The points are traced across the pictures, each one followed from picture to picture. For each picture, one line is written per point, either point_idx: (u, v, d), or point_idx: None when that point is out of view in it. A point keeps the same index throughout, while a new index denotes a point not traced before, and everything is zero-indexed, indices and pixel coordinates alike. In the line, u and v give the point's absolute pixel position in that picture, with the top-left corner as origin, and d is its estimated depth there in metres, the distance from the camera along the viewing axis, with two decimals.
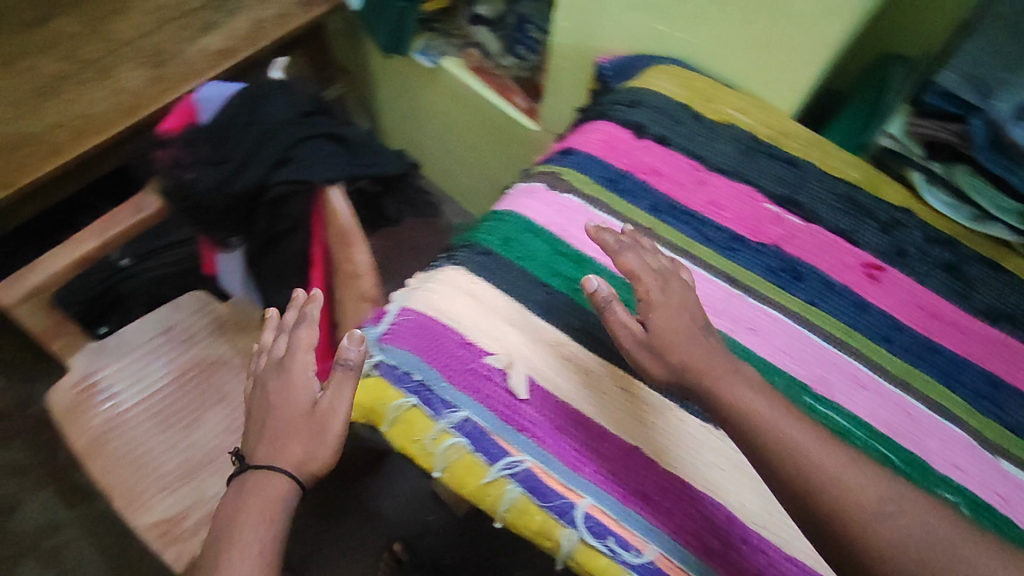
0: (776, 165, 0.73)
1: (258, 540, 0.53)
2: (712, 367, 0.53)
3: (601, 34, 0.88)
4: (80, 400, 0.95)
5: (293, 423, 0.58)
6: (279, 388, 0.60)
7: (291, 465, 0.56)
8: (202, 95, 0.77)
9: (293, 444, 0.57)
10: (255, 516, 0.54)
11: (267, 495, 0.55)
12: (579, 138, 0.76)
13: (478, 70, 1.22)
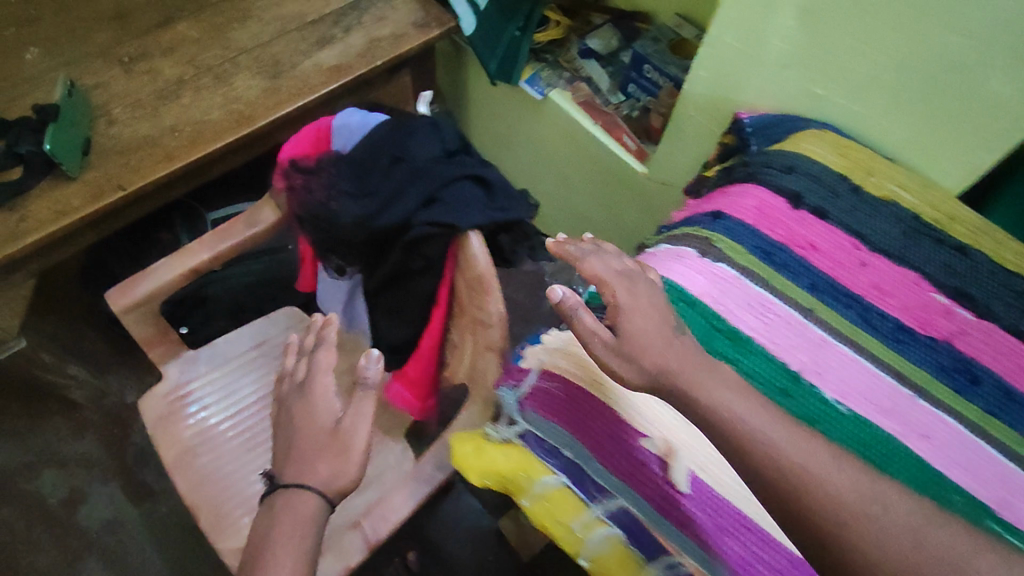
0: (944, 252, 0.68)
1: (295, 548, 0.64)
2: (687, 371, 0.54)
3: (748, 90, 0.83)
4: (172, 409, 0.94)
5: (321, 448, 0.69)
6: (305, 420, 0.71)
7: (320, 484, 0.67)
8: (338, 122, 0.75)
9: (319, 465, 0.68)
10: (290, 530, 0.65)
11: (298, 510, 0.66)
12: (728, 201, 0.72)
13: (588, 106, 1.19)
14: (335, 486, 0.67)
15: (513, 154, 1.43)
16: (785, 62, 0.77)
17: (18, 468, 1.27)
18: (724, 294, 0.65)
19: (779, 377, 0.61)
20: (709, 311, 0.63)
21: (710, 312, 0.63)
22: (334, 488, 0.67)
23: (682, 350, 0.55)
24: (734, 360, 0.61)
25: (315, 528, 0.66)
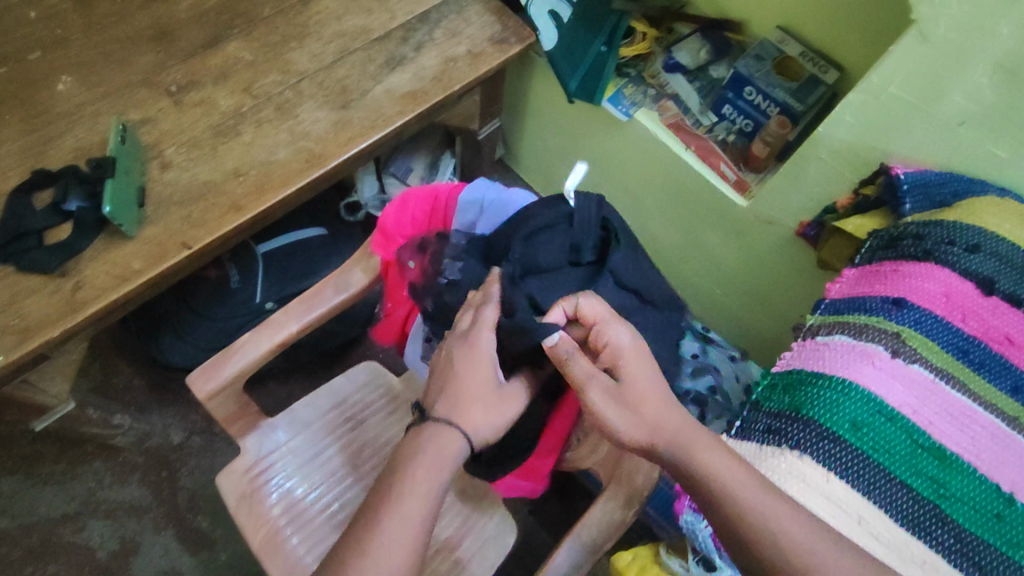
0: None
1: (429, 490, 0.54)
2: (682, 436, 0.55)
3: (898, 142, 0.77)
4: (255, 489, 0.80)
5: (479, 395, 0.58)
6: (461, 363, 0.59)
7: (466, 430, 0.57)
8: (467, 198, 0.71)
9: (474, 412, 0.58)
10: (428, 464, 0.55)
11: (444, 449, 0.56)
12: (908, 284, 0.65)
13: (677, 127, 1.08)
14: (480, 438, 0.58)
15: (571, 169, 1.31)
16: (961, 121, 0.71)
17: (60, 520, 1.15)
18: (923, 402, 0.58)
19: (993, 500, 0.55)
20: (912, 424, 0.57)
21: (912, 425, 0.57)
22: (478, 440, 0.58)
23: (676, 406, 0.56)
24: (944, 482, 0.55)
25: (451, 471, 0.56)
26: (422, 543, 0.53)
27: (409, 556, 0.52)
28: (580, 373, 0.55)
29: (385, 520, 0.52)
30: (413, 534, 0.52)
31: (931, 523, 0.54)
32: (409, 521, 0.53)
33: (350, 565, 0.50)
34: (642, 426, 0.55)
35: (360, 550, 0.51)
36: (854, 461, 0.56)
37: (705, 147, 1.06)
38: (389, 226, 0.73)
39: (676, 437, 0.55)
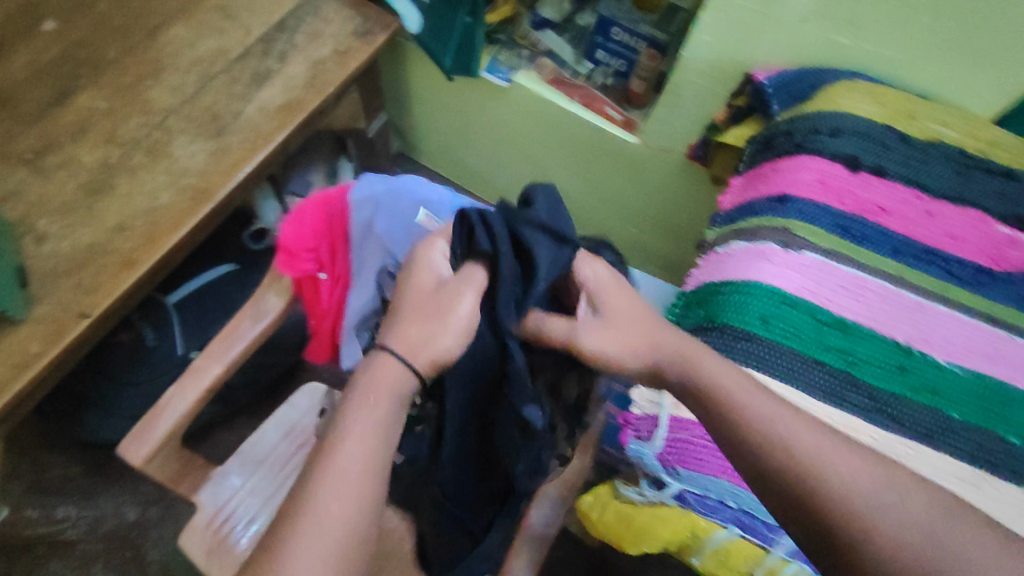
0: (997, 180, 0.69)
1: (372, 431, 0.47)
2: (683, 347, 0.51)
3: (756, 50, 0.80)
4: (220, 539, 0.77)
5: (417, 305, 0.52)
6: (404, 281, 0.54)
7: (403, 349, 0.50)
8: (354, 196, 0.68)
9: (408, 326, 0.51)
10: (365, 403, 0.48)
11: (377, 375, 0.50)
12: (787, 178, 0.69)
13: (557, 82, 1.10)
14: (423, 356, 0.50)
15: (470, 144, 1.31)
16: (804, 16, 0.74)
17: None
18: (820, 283, 0.63)
19: (895, 355, 0.60)
20: (813, 306, 0.62)
21: (813, 306, 0.62)
22: (421, 359, 0.50)
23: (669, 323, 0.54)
24: (851, 351, 0.60)
25: (397, 404, 0.49)
26: (373, 493, 0.46)
27: (358, 508, 0.45)
28: (565, 332, 0.52)
29: (320, 470, 0.45)
30: (363, 480, 0.46)
31: (846, 391, 0.59)
32: (355, 466, 0.46)
33: (294, 519, 0.44)
34: (642, 346, 0.52)
35: (306, 492, 0.45)
36: (769, 353, 0.59)
37: (587, 95, 1.09)
38: (292, 245, 0.70)
39: (674, 347, 0.51)
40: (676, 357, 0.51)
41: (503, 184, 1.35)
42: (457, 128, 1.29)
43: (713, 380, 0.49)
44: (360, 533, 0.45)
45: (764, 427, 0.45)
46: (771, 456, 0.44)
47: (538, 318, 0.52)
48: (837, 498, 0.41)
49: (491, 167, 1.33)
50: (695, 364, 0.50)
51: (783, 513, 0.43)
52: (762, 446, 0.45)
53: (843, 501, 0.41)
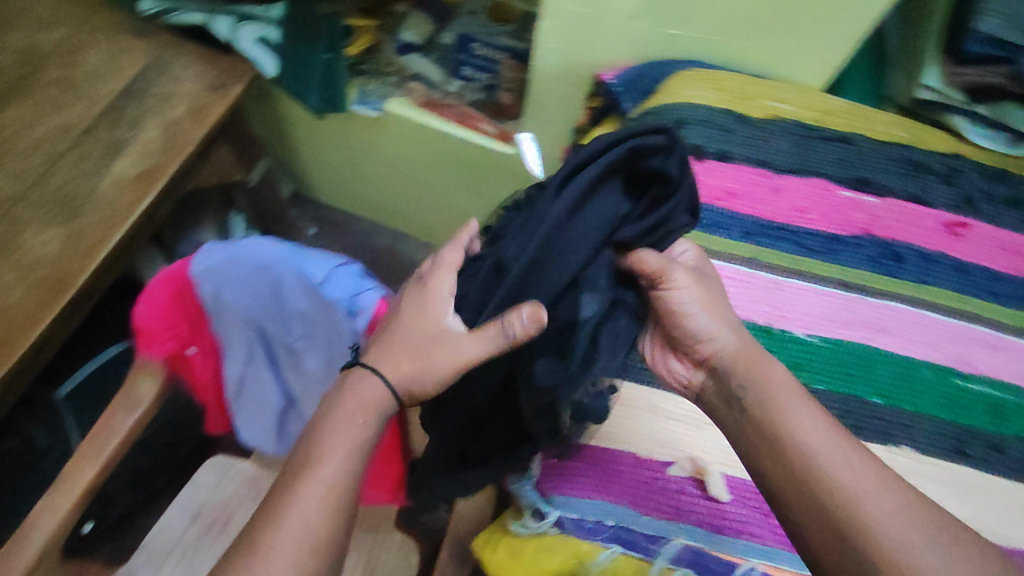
0: (833, 147, 0.72)
1: (351, 452, 0.51)
2: (749, 355, 0.52)
3: (601, 51, 0.80)
4: None
5: (414, 335, 0.54)
6: (413, 299, 0.56)
7: (394, 375, 0.54)
8: (201, 269, 0.61)
9: (402, 356, 0.54)
10: (347, 424, 0.52)
11: (361, 395, 0.54)
12: None
13: (429, 104, 1.10)
14: (405, 385, 0.54)
15: (362, 175, 1.29)
16: (636, 14, 0.75)
17: None
18: None
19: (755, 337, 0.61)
20: None
21: None
22: (401, 385, 0.54)
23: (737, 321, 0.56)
24: None
25: (377, 424, 0.53)
26: (340, 517, 0.49)
27: (324, 527, 0.48)
28: (658, 262, 0.50)
29: (300, 489, 0.49)
30: (327, 502, 0.48)
31: None
32: (325, 484, 0.49)
33: (264, 538, 0.47)
34: (728, 328, 0.53)
35: (274, 520, 0.47)
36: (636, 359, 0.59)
37: (460, 114, 1.09)
38: (147, 325, 0.66)
39: (744, 349, 0.52)
40: (736, 359, 0.52)
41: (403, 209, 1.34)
42: (345, 163, 1.27)
43: (769, 384, 0.50)
44: (325, 551, 0.47)
45: (801, 436, 0.47)
46: (794, 461, 0.46)
47: (650, 256, 0.50)
48: (849, 505, 0.43)
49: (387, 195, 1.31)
50: (754, 371, 0.51)
51: (811, 518, 0.45)
52: (793, 452, 0.46)
53: (852, 510, 0.43)
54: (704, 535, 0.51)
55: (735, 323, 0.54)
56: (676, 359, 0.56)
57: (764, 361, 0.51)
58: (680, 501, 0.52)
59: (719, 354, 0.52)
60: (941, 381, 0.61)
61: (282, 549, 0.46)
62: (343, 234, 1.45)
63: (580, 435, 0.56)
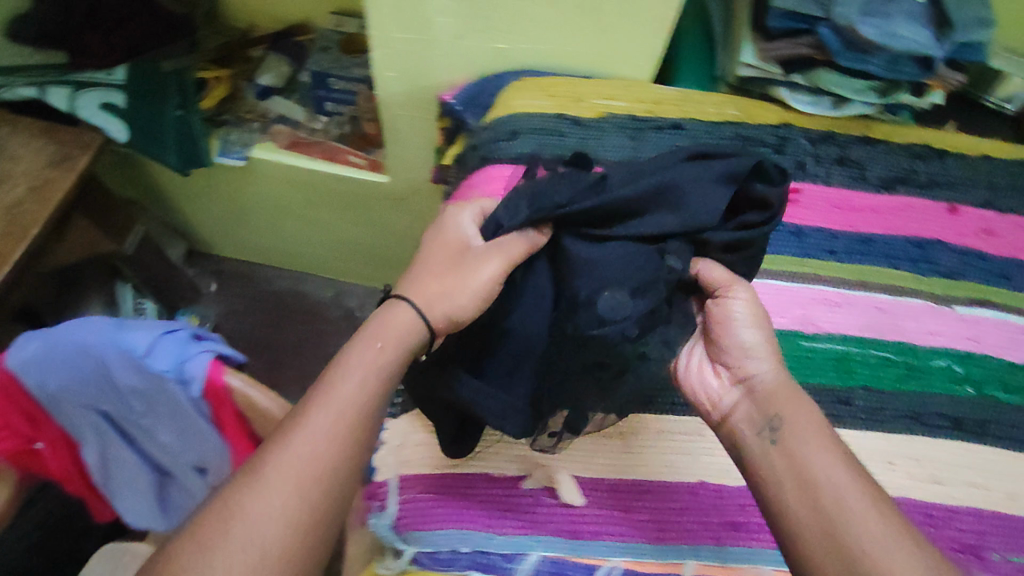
0: (666, 135, 0.72)
1: (372, 378, 0.46)
2: (786, 395, 0.49)
3: (436, 72, 0.80)
4: None
5: (443, 261, 0.53)
6: (437, 237, 0.56)
7: (422, 302, 0.51)
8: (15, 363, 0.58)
9: (432, 280, 0.52)
10: (371, 345, 0.48)
11: (393, 323, 0.50)
12: (478, 194, 0.67)
13: (297, 143, 1.09)
14: (438, 312, 0.50)
15: (248, 223, 1.27)
16: (457, 33, 0.74)
17: None
18: None
19: None
20: None
21: None
22: (436, 313, 0.50)
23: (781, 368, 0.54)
24: None
25: (406, 354, 0.49)
26: (357, 447, 0.44)
27: (340, 454, 0.42)
28: (725, 277, 0.52)
29: (315, 411, 0.44)
30: (343, 429, 0.43)
31: None
32: (340, 411, 0.44)
33: (270, 459, 0.41)
34: (769, 362, 0.51)
35: (282, 439, 0.42)
36: None
37: (327, 150, 1.08)
38: None
39: (780, 385, 0.50)
40: (773, 391, 0.49)
41: (299, 250, 1.33)
42: (229, 214, 1.25)
43: (798, 416, 0.47)
44: (311, 503, 0.40)
45: (828, 469, 0.43)
46: (822, 492, 0.42)
47: (712, 264, 0.53)
48: (858, 544, 0.40)
49: (279, 239, 1.31)
50: (790, 404, 0.48)
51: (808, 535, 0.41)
52: (816, 477, 0.43)
53: (856, 543, 0.40)
54: (560, 543, 0.51)
55: (779, 357, 0.52)
56: (713, 369, 0.53)
57: (801, 404, 0.48)
58: (533, 513, 0.52)
59: (754, 379, 0.51)
60: (792, 348, 0.62)
61: (288, 473, 0.40)
62: (246, 283, 1.43)
63: (426, 466, 0.55)
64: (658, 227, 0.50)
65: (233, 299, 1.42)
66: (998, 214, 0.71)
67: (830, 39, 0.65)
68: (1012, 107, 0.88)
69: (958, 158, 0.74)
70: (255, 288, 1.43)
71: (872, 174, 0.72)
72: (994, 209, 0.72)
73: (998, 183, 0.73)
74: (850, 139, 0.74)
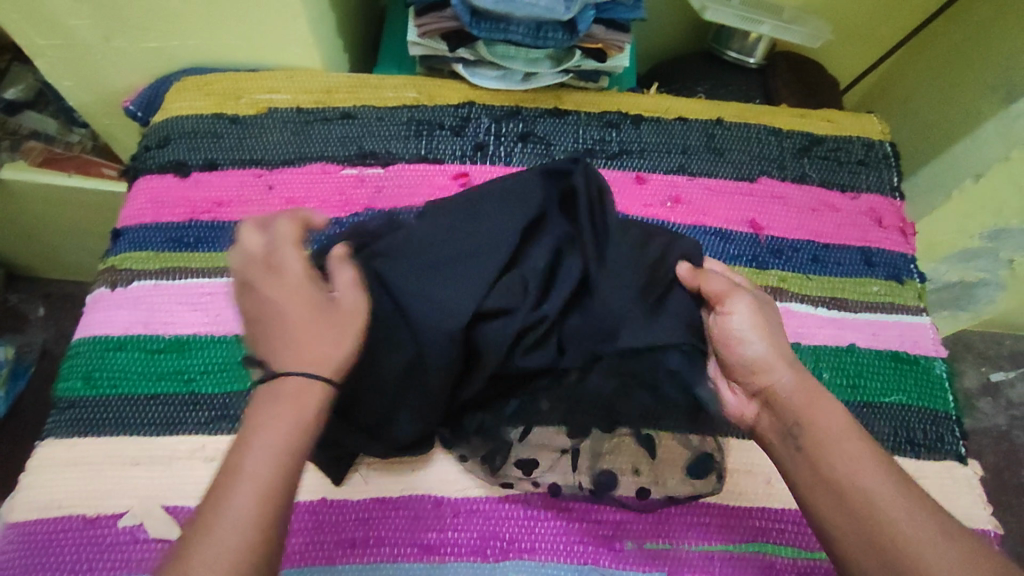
0: (335, 126, 0.67)
1: (287, 457, 0.37)
2: (811, 393, 0.45)
3: (106, 77, 0.73)
4: None
5: (304, 319, 0.41)
6: (267, 281, 0.42)
7: (309, 367, 0.40)
8: None
9: (299, 340, 0.40)
10: (269, 426, 0.38)
11: (288, 394, 0.39)
12: (123, 212, 0.64)
13: (51, 160, 0.98)
14: (328, 365, 0.40)
15: (45, 247, 1.12)
16: (104, 35, 0.67)
17: None
18: (151, 310, 0.58)
19: (234, 350, 0.57)
20: (143, 339, 0.57)
21: (141, 339, 0.57)
22: (326, 369, 0.40)
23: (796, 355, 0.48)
24: (182, 368, 0.56)
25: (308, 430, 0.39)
26: (273, 553, 0.36)
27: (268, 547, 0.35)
28: (720, 286, 0.49)
29: (217, 523, 0.35)
30: (252, 539, 0.35)
31: (180, 412, 0.54)
32: (259, 493, 0.36)
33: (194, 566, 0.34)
34: (783, 357, 0.46)
35: (184, 562, 0.34)
36: (98, 410, 0.54)
37: (81, 162, 0.98)
38: None
39: (803, 381, 0.45)
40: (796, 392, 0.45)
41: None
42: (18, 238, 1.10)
43: (823, 419, 0.43)
44: None
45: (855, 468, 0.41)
46: (855, 496, 0.40)
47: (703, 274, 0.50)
48: (894, 540, 0.38)
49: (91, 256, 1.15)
50: (808, 404, 0.44)
51: (854, 547, 0.39)
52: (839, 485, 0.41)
53: (897, 538, 0.38)
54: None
55: (791, 353, 0.47)
56: (727, 386, 0.50)
57: (828, 402, 0.44)
58: (124, 553, 0.49)
59: (773, 386, 0.46)
60: None
61: None
62: (80, 304, 1.22)
63: (34, 511, 0.51)
64: (490, 244, 0.46)
65: (64, 322, 1.19)
66: (689, 178, 0.67)
67: (462, 11, 0.61)
68: (753, 59, 0.85)
69: (653, 122, 0.70)
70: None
71: (559, 148, 0.68)
72: (686, 173, 0.68)
73: (693, 146, 0.69)
74: (537, 113, 0.69)
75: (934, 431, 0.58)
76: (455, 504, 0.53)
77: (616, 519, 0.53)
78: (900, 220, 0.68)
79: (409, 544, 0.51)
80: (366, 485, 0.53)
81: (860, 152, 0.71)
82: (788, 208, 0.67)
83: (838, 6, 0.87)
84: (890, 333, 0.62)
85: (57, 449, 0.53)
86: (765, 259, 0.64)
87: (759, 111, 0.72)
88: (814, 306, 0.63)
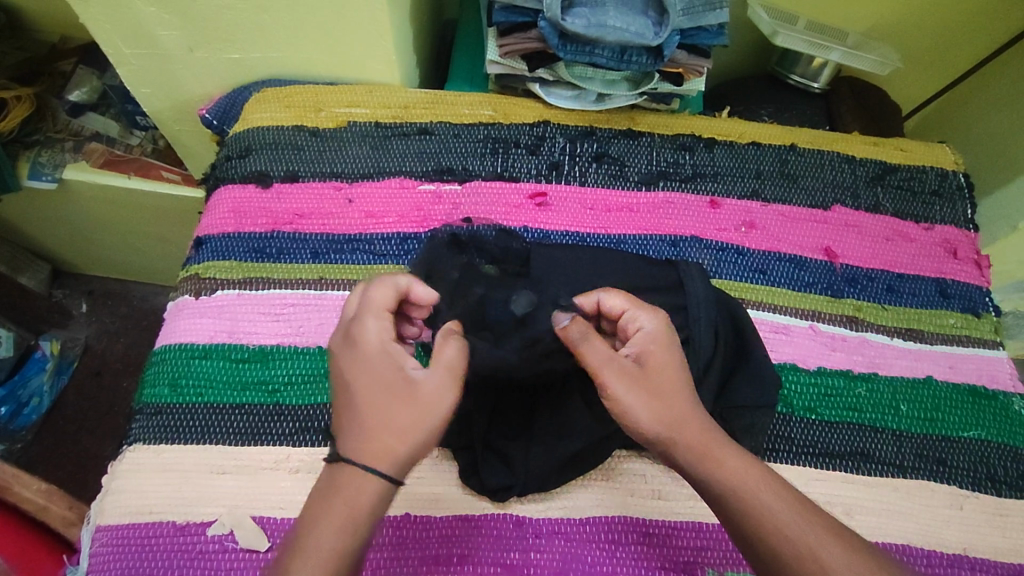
0: (413, 141, 0.68)
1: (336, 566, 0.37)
2: (704, 440, 0.43)
3: (187, 85, 0.75)
4: None
5: (378, 394, 0.41)
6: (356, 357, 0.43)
7: (372, 452, 0.39)
8: None
9: (375, 422, 0.40)
10: (330, 525, 0.37)
11: (351, 495, 0.38)
12: (204, 220, 0.65)
13: (112, 161, 0.99)
14: (397, 458, 0.40)
15: (97, 245, 1.14)
16: (188, 45, 0.69)
17: None
18: (235, 319, 0.59)
19: (316, 362, 0.57)
20: (228, 348, 0.58)
21: (226, 348, 0.58)
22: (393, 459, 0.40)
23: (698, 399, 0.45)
24: (267, 378, 0.57)
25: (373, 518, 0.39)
26: None
27: None
28: (598, 358, 0.44)
29: None
30: None
31: (266, 421, 0.55)
32: None
33: None
34: (671, 409, 0.43)
35: None
36: (185, 416, 0.55)
37: (143, 164, 1.00)
38: None
39: (694, 427, 0.43)
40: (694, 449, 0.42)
41: (162, 266, 1.19)
42: (71, 235, 1.12)
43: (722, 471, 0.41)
44: None
45: (769, 512, 0.40)
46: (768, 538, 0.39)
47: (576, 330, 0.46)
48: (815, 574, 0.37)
49: (138, 255, 1.16)
50: (710, 456, 0.42)
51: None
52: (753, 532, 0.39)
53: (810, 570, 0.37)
54: None
55: (692, 398, 0.45)
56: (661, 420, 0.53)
57: (720, 443, 0.43)
58: (213, 560, 0.50)
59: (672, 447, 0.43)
60: None
61: None
62: (124, 302, 1.23)
63: (126, 514, 0.52)
64: None
65: (106, 318, 1.21)
66: (763, 204, 0.68)
67: (548, 32, 0.61)
68: (818, 85, 0.84)
69: (725, 146, 0.70)
70: (134, 307, 1.22)
71: (633, 170, 0.68)
72: (760, 199, 0.68)
73: (766, 171, 0.69)
74: (611, 134, 0.70)
75: (1014, 468, 0.58)
76: (537, 524, 0.53)
77: (698, 546, 0.53)
78: (974, 255, 0.67)
79: (493, 564, 0.51)
80: (447, 504, 0.53)
81: (934, 183, 0.71)
82: (863, 237, 0.67)
83: (905, 34, 0.87)
84: (968, 366, 0.62)
85: (144, 454, 0.54)
86: (841, 288, 0.64)
87: (830, 138, 0.72)
88: (890, 336, 0.63)
